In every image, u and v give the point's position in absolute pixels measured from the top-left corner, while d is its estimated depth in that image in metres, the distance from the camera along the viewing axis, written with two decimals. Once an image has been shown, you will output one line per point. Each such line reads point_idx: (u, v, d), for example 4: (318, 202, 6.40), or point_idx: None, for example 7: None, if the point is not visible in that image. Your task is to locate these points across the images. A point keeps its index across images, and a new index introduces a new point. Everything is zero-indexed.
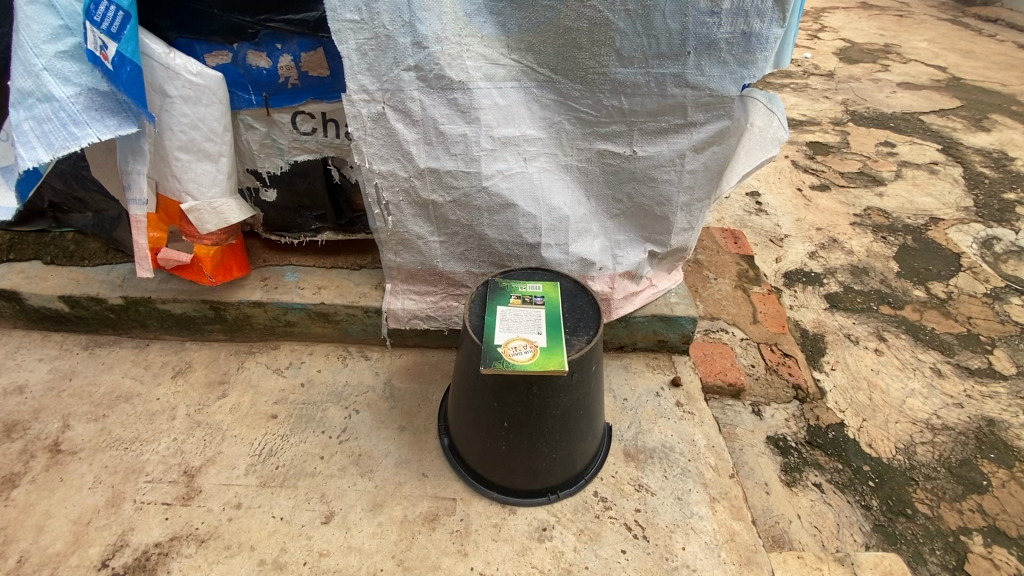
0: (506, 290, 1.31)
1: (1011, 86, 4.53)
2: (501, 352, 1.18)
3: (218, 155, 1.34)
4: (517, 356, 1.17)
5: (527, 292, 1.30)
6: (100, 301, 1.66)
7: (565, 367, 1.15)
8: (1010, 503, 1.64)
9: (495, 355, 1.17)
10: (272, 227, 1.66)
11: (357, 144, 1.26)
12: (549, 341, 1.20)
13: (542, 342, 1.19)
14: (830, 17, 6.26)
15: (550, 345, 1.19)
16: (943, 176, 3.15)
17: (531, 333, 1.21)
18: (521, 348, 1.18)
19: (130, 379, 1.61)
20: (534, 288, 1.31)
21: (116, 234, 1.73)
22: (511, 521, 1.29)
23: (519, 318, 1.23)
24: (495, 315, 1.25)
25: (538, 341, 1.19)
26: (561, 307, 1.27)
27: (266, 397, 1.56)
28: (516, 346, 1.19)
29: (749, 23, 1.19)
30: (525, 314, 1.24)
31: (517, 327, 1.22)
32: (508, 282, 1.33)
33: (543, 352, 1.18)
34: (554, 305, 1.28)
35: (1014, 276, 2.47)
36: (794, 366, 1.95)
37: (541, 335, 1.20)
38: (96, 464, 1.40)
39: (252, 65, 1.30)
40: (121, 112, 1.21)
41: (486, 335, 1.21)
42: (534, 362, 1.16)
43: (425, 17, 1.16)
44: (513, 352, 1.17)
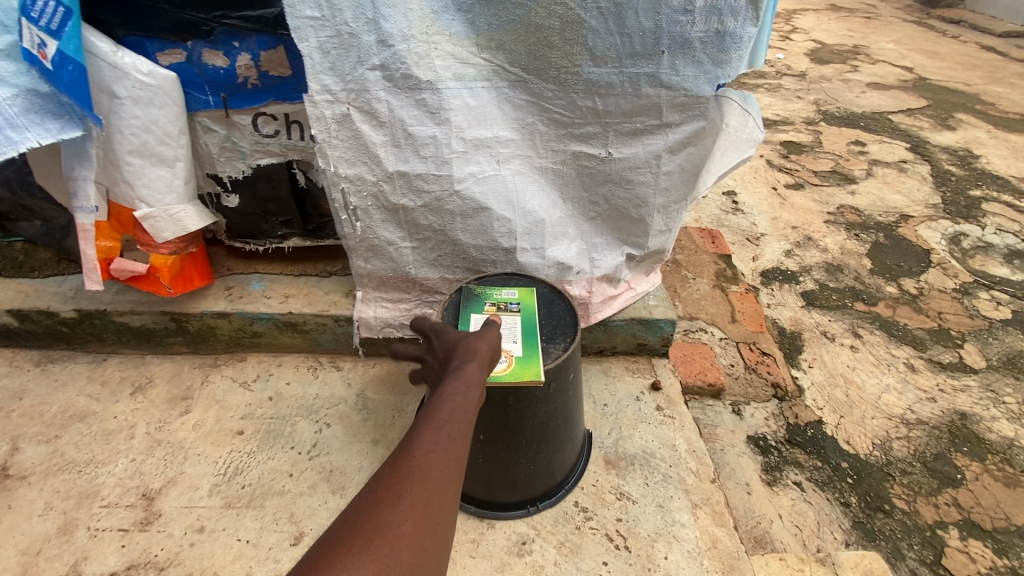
0: (480, 297, 1.26)
1: (973, 85, 4.66)
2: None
3: (174, 160, 1.26)
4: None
5: (502, 299, 1.26)
6: (52, 314, 1.56)
7: (542, 378, 1.10)
8: (983, 496, 1.66)
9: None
10: (235, 234, 1.59)
11: (322, 147, 1.20)
12: (524, 350, 1.15)
13: (518, 351, 1.14)
14: (801, 19, 6.37)
15: (526, 355, 1.14)
16: (911, 174, 3.21)
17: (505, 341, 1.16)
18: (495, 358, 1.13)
19: (86, 396, 1.53)
20: (509, 292, 1.28)
21: (67, 244, 1.62)
22: (489, 536, 1.25)
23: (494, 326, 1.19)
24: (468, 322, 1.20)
25: (513, 350, 1.14)
26: (537, 314, 1.23)
27: (232, 412, 1.49)
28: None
29: (723, 22, 1.17)
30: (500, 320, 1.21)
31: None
32: (482, 288, 1.29)
33: (518, 362, 1.12)
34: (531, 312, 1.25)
35: (981, 271, 2.52)
36: (772, 364, 1.95)
37: (516, 344, 1.15)
38: (47, 490, 1.32)
39: (208, 64, 1.23)
40: (63, 114, 1.13)
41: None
42: (509, 372, 1.10)
43: (390, 14, 1.11)
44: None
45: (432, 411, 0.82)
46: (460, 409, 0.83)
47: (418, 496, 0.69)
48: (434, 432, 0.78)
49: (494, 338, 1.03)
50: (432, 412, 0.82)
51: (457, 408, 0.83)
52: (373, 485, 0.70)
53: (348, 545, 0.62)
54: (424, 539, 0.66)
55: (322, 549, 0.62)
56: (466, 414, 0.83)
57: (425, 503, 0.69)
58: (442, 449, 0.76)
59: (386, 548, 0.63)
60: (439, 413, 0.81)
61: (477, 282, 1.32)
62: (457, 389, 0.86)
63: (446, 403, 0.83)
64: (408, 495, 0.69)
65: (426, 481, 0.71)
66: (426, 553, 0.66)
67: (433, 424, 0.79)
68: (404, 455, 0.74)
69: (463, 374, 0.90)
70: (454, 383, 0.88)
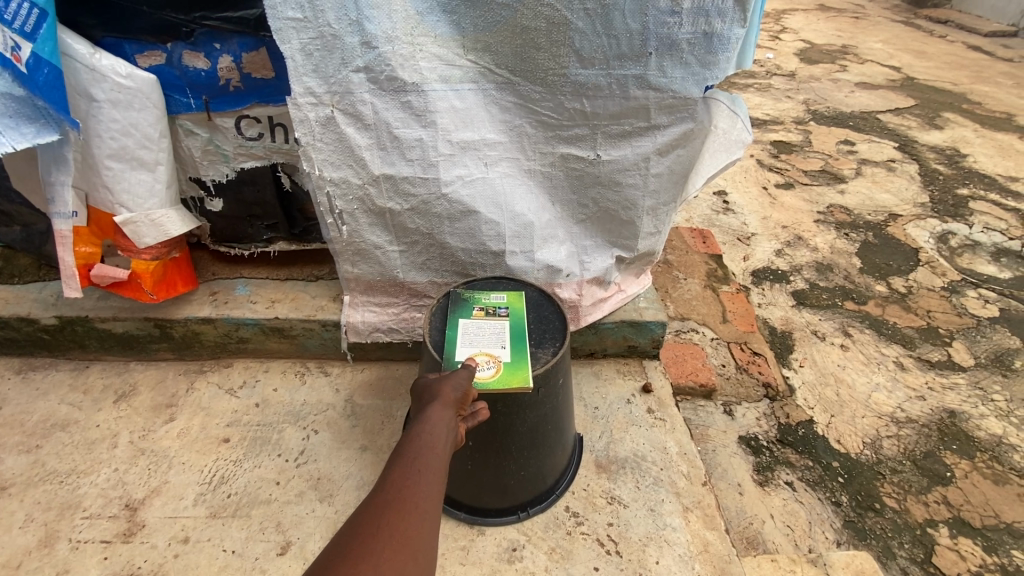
0: (468, 302, 1.25)
1: (960, 85, 4.70)
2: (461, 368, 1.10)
3: (155, 164, 1.24)
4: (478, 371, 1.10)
5: (491, 304, 1.24)
6: (32, 321, 1.53)
7: (530, 384, 1.08)
8: (972, 494, 1.67)
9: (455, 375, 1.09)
10: (219, 239, 1.56)
11: (306, 150, 1.18)
12: (512, 355, 1.13)
13: (506, 357, 1.13)
14: (790, 19, 6.40)
15: (514, 361, 1.12)
16: (900, 173, 3.23)
17: (493, 347, 1.14)
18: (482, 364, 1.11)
19: (67, 405, 1.50)
20: (497, 297, 1.27)
21: (46, 250, 1.59)
22: (479, 543, 1.24)
23: (481, 331, 1.18)
24: (455, 328, 1.19)
25: (501, 355, 1.13)
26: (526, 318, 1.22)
27: (218, 419, 1.47)
28: (477, 360, 1.12)
29: (710, 23, 1.16)
30: (488, 326, 1.19)
31: (478, 341, 1.15)
32: (470, 292, 1.28)
33: (507, 368, 1.11)
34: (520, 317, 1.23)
35: (969, 269, 2.54)
36: (763, 364, 1.95)
37: (504, 350, 1.14)
38: (27, 501, 1.29)
39: (189, 66, 1.21)
40: (40, 118, 1.11)
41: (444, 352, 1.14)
42: (497, 379, 1.09)
43: (374, 15, 1.09)
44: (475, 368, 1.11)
45: (401, 453, 0.85)
46: (428, 445, 0.87)
47: (393, 526, 0.72)
48: (404, 471, 0.81)
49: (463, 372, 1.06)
50: (402, 452, 0.85)
51: (425, 446, 0.86)
52: (351, 522, 0.73)
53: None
54: (404, 564, 0.69)
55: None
56: (435, 449, 0.87)
57: (401, 532, 0.72)
58: (413, 484, 0.80)
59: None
60: (408, 453, 0.85)
61: (465, 286, 1.31)
62: (424, 428, 0.90)
63: (414, 442, 0.87)
64: (384, 527, 0.71)
65: (400, 513, 0.74)
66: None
67: (403, 464, 0.83)
68: (377, 494, 0.77)
69: (430, 412, 0.94)
70: (421, 423, 0.91)
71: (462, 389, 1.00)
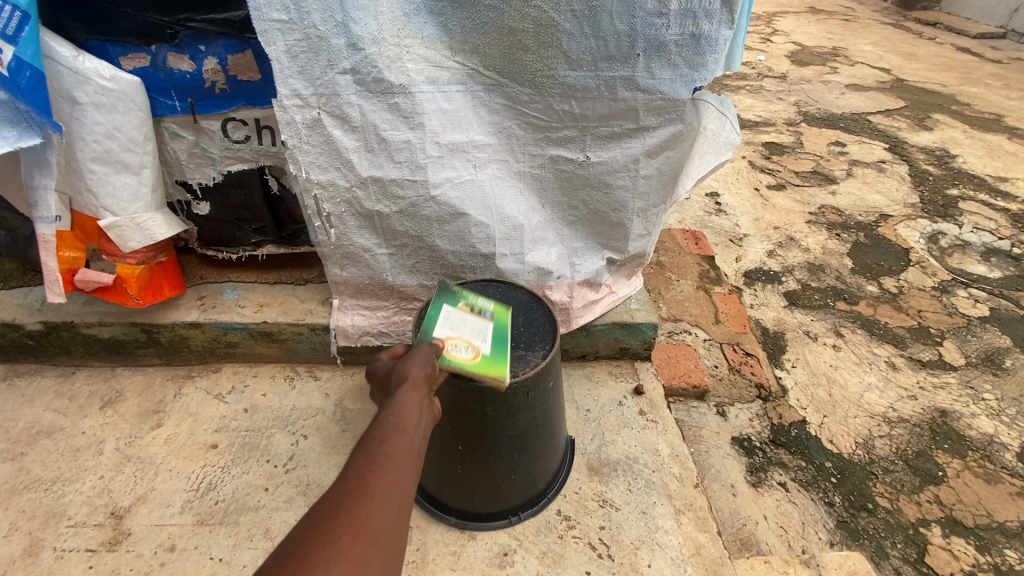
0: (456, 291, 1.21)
1: (949, 86, 4.74)
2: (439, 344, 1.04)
3: (140, 167, 1.23)
4: (457, 352, 1.06)
5: (477, 303, 1.20)
6: (17, 327, 1.51)
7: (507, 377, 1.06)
8: (964, 493, 1.68)
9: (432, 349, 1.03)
10: (207, 242, 1.55)
11: (293, 152, 1.17)
12: (492, 349, 1.10)
13: (486, 348, 1.09)
14: (781, 22, 6.45)
15: (493, 355, 1.09)
16: (890, 173, 3.25)
17: (474, 335, 1.11)
18: (461, 347, 1.07)
19: (53, 412, 1.48)
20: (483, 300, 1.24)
21: (31, 255, 1.57)
22: (470, 548, 1.23)
23: (462, 320, 1.14)
24: (436, 311, 1.13)
25: (481, 346, 1.09)
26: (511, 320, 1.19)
27: (206, 425, 1.45)
28: (456, 342, 1.07)
29: (697, 25, 1.16)
30: (470, 316, 1.15)
31: (458, 326, 1.11)
32: (459, 285, 1.24)
33: (485, 358, 1.07)
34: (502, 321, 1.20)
35: (959, 269, 2.56)
36: (756, 365, 1.96)
37: (485, 342, 1.10)
38: (11, 510, 1.27)
39: (174, 69, 1.20)
40: (21, 121, 1.09)
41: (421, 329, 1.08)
42: (476, 364, 1.05)
43: (361, 17, 1.08)
44: (452, 349, 1.06)
45: (368, 436, 0.80)
46: (397, 426, 0.82)
47: (354, 512, 0.68)
48: (369, 454, 0.77)
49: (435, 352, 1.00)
50: (368, 436, 0.80)
51: (391, 428, 0.81)
52: (310, 511, 0.69)
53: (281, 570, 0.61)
54: (365, 550, 0.65)
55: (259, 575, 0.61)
56: (405, 430, 0.82)
57: (361, 518, 0.68)
58: (377, 469, 0.75)
59: (322, 566, 0.62)
60: (373, 437, 0.79)
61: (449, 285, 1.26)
62: (392, 409, 0.84)
63: (381, 426, 0.81)
64: (343, 514, 0.68)
65: (362, 498, 0.70)
66: (369, 566, 0.65)
67: (367, 448, 0.78)
68: (339, 481, 0.73)
69: (400, 394, 0.88)
70: (389, 404, 0.86)
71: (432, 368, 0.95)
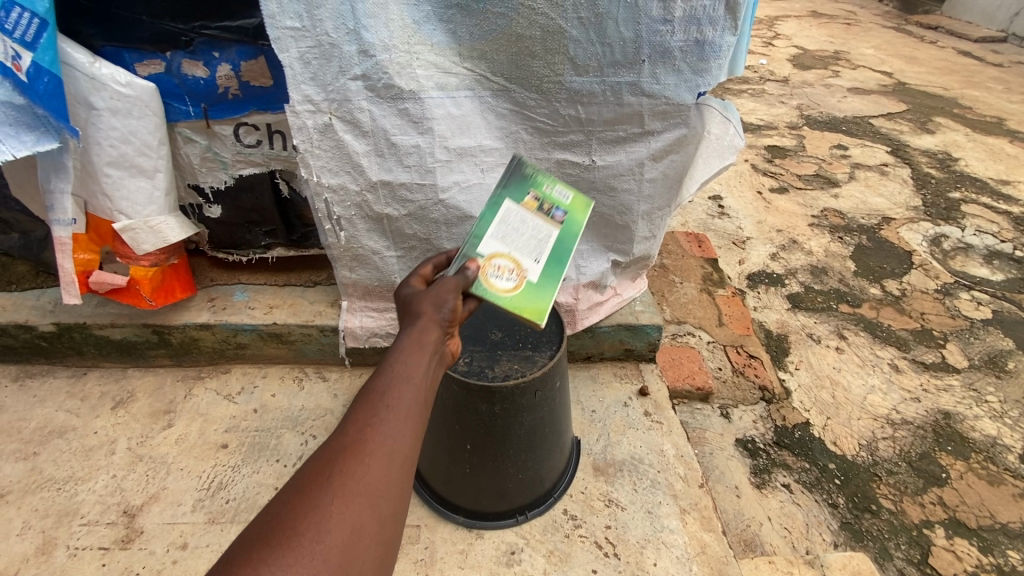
0: (524, 190, 1.10)
1: (951, 90, 4.76)
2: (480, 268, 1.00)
3: (154, 171, 1.25)
4: (498, 279, 1.01)
5: (545, 206, 1.10)
6: (30, 329, 1.54)
7: (542, 322, 1.01)
8: (968, 495, 1.68)
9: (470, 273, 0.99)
10: (217, 245, 1.57)
11: (305, 157, 1.20)
12: (540, 276, 1.04)
13: (533, 278, 1.03)
14: (782, 25, 6.47)
15: (539, 286, 1.03)
16: (893, 177, 3.27)
17: (524, 257, 1.04)
18: (504, 275, 1.01)
19: (65, 412, 1.50)
20: (559, 192, 1.14)
21: (44, 257, 1.59)
22: (477, 547, 1.24)
23: (520, 230, 1.07)
24: (494, 209, 1.07)
25: (528, 272, 1.03)
26: (572, 241, 1.10)
27: (216, 425, 1.47)
28: (502, 264, 1.02)
29: (702, 31, 1.18)
30: (530, 227, 1.08)
31: (511, 240, 1.05)
32: (535, 174, 1.12)
33: (527, 289, 1.02)
34: (572, 227, 1.12)
35: (961, 272, 2.57)
36: (759, 367, 1.97)
37: (533, 267, 1.04)
38: (25, 508, 1.29)
39: (188, 75, 1.22)
40: (39, 126, 1.11)
41: (472, 232, 1.04)
42: (513, 300, 1.00)
43: (372, 24, 1.09)
44: (496, 272, 1.01)
45: (370, 383, 0.74)
46: (403, 375, 0.75)
47: (349, 474, 0.64)
48: (370, 406, 0.71)
49: (453, 286, 0.90)
50: (372, 384, 0.74)
51: (396, 378, 0.74)
52: (302, 468, 0.65)
53: (269, 535, 0.59)
54: (359, 514, 0.63)
55: (247, 537, 0.59)
56: (411, 381, 0.75)
57: (355, 480, 0.64)
58: (376, 425, 0.69)
59: (312, 534, 0.59)
60: (377, 386, 0.73)
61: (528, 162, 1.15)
62: (399, 353, 0.77)
63: (387, 373, 0.75)
64: (337, 476, 0.64)
65: (359, 458, 0.66)
66: (364, 528, 0.63)
67: (370, 398, 0.72)
68: (337, 433, 0.68)
69: (410, 338, 0.80)
70: (398, 346, 0.79)
71: (448, 308, 0.86)
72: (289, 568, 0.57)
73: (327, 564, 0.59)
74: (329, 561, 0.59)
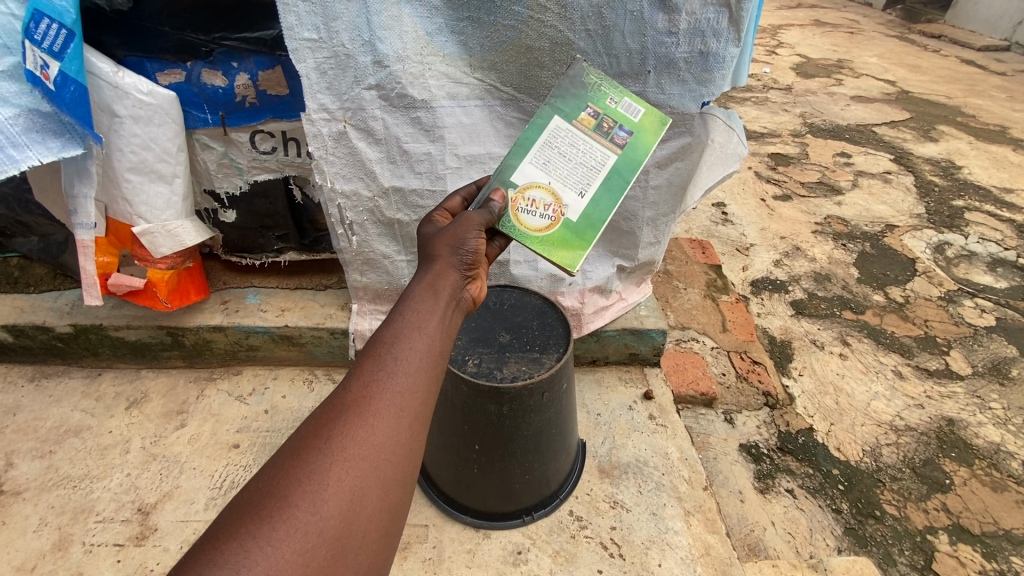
0: (583, 108, 1.07)
1: (954, 98, 4.78)
2: (515, 201, 1.01)
3: (173, 177, 1.29)
4: (532, 214, 1.01)
5: (604, 129, 1.06)
6: (47, 330, 1.57)
7: (573, 267, 1.01)
8: (971, 501, 1.69)
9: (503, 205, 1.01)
10: (231, 249, 1.61)
11: (319, 163, 1.23)
12: (580, 215, 1.02)
13: (573, 215, 1.02)
14: (786, 34, 6.52)
15: (578, 225, 1.02)
16: (896, 184, 3.29)
17: (566, 191, 1.02)
18: (539, 210, 1.01)
19: (80, 412, 1.53)
20: (623, 112, 1.07)
21: (62, 260, 1.63)
22: (485, 546, 1.27)
23: (566, 159, 1.04)
24: (541, 132, 1.05)
25: (567, 210, 1.02)
26: (628, 172, 1.05)
27: (228, 425, 1.50)
28: (539, 197, 1.01)
29: (706, 43, 1.21)
30: (580, 154, 1.05)
31: (554, 170, 1.03)
32: (596, 92, 1.08)
33: (564, 228, 1.02)
34: (630, 156, 1.06)
35: (965, 279, 2.58)
36: (763, 373, 1.98)
37: (574, 203, 1.02)
38: (41, 505, 1.32)
39: (207, 84, 1.26)
40: (65, 133, 1.15)
41: (513, 159, 1.03)
42: (546, 239, 1.01)
43: (386, 36, 1.13)
44: (532, 207, 1.01)
45: (377, 337, 0.71)
46: (412, 327, 0.72)
47: (350, 437, 0.62)
48: (377, 360, 0.68)
49: (475, 225, 0.89)
50: (380, 335, 0.71)
51: (404, 332, 0.71)
52: (299, 432, 0.63)
53: (259, 507, 0.56)
54: (360, 478, 0.60)
55: (237, 508, 0.57)
56: (420, 333, 0.72)
57: (357, 441, 0.62)
58: (380, 380, 0.66)
59: (306, 505, 0.57)
60: (384, 338, 0.70)
61: (592, 74, 1.09)
62: (410, 304, 0.75)
63: (396, 325, 0.72)
64: (337, 440, 0.61)
65: (362, 418, 0.63)
66: (365, 495, 0.60)
67: (376, 351, 0.69)
68: (342, 388, 0.66)
69: (422, 291, 0.78)
70: (409, 297, 0.76)
71: (467, 251, 0.86)
72: (281, 541, 0.55)
73: (324, 537, 0.56)
74: (326, 534, 0.57)
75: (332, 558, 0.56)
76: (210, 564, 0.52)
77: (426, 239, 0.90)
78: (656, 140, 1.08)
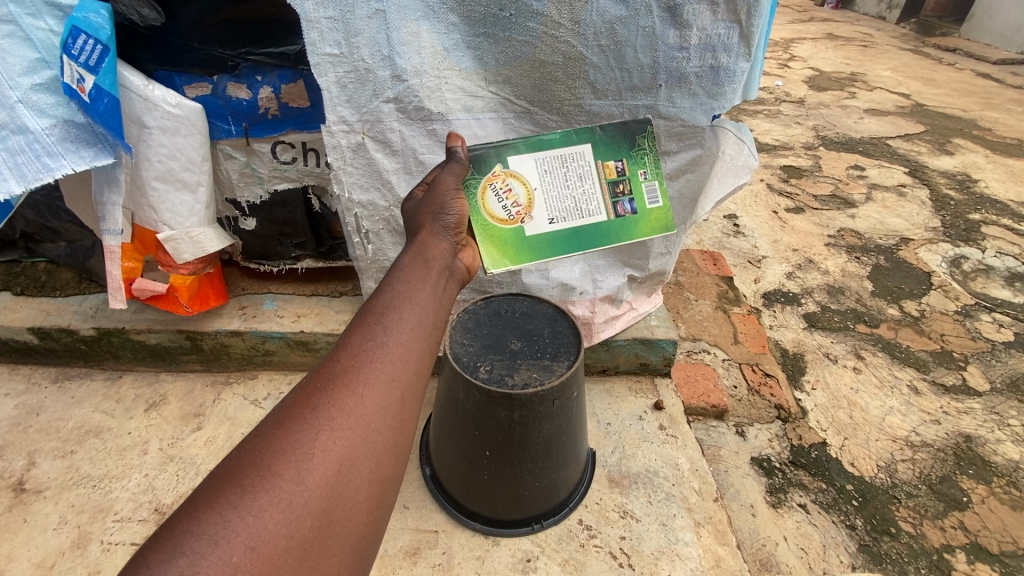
0: (615, 160, 1.18)
1: (970, 111, 4.75)
2: (497, 177, 1.11)
3: (197, 185, 1.33)
4: (499, 201, 1.11)
5: (614, 191, 1.18)
6: (72, 332, 1.62)
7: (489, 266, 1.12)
8: (989, 519, 1.66)
9: (484, 170, 1.10)
10: (250, 256, 1.65)
11: (337, 174, 1.27)
12: (530, 234, 1.14)
13: (526, 230, 1.14)
14: (798, 48, 6.53)
15: (527, 239, 1.14)
16: (911, 198, 3.26)
17: (540, 207, 1.14)
18: (508, 202, 1.12)
19: (100, 413, 1.57)
20: (641, 192, 1.20)
21: (88, 265, 1.68)
22: (493, 553, 1.27)
23: (561, 189, 1.15)
24: (567, 146, 1.15)
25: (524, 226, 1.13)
26: (596, 241, 1.18)
27: (243, 429, 1.52)
28: (515, 192, 1.12)
29: (716, 57, 1.23)
30: (574, 194, 1.16)
31: (546, 182, 1.14)
32: (634, 157, 1.20)
33: (511, 236, 1.13)
34: (610, 229, 1.19)
35: (982, 294, 2.55)
36: (775, 386, 1.97)
37: (534, 224, 1.14)
38: (61, 504, 1.36)
39: (232, 96, 1.31)
40: (97, 143, 1.20)
41: (525, 146, 1.12)
42: (492, 229, 1.12)
43: (405, 51, 1.17)
44: (502, 195, 1.11)
45: (366, 310, 0.73)
46: (402, 301, 0.75)
47: (337, 408, 0.62)
48: (365, 331, 0.70)
49: (454, 196, 0.98)
50: (369, 308, 0.73)
51: (392, 304, 0.74)
52: (283, 403, 0.63)
53: (241, 478, 0.56)
54: (349, 447, 0.60)
55: (214, 481, 0.56)
56: (409, 306, 0.75)
57: (344, 410, 0.62)
58: (369, 350, 0.68)
59: (291, 474, 0.57)
60: (373, 311, 0.73)
61: (646, 142, 1.21)
62: (399, 279, 0.79)
63: (385, 298, 0.75)
64: (323, 410, 0.62)
65: (350, 388, 0.64)
66: (354, 466, 0.60)
67: (364, 323, 0.71)
68: (330, 359, 0.67)
69: (412, 268, 0.82)
70: (399, 274, 0.80)
71: (449, 220, 0.96)
72: (263, 513, 0.54)
73: (308, 508, 0.56)
74: (311, 505, 0.56)
75: (317, 529, 0.56)
76: (188, 535, 0.51)
77: (410, 216, 0.97)
78: (647, 235, 1.22)
